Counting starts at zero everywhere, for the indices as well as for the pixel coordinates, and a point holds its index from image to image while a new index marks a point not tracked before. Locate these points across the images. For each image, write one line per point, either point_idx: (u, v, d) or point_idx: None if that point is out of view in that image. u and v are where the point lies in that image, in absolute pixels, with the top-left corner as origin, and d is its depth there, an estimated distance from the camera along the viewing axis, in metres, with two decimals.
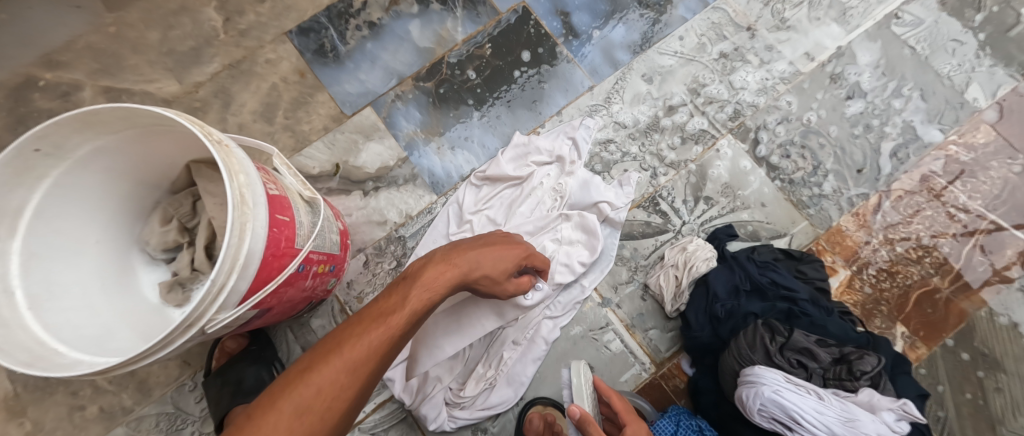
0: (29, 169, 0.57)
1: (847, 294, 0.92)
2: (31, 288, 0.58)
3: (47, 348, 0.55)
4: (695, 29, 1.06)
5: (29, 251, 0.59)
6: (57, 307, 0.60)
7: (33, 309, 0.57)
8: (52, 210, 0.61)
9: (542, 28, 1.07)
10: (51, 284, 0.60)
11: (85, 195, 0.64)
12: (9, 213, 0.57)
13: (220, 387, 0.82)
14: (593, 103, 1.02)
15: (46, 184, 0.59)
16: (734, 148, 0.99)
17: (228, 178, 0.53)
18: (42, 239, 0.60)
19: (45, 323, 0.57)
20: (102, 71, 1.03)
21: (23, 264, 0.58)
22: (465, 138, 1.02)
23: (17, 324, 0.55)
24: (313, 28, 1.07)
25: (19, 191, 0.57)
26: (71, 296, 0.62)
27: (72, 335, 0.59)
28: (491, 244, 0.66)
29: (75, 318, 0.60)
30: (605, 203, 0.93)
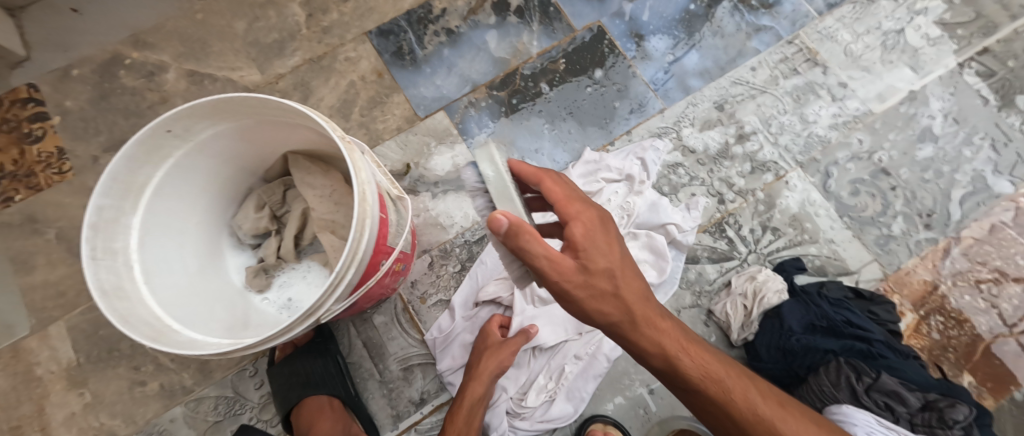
0: (158, 147, 0.59)
1: (913, 338, 0.91)
2: (146, 264, 0.60)
3: (164, 324, 0.57)
4: (768, 61, 1.07)
5: (146, 227, 0.61)
6: (167, 285, 0.62)
7: (148, 283, 0.59)
8: (168, 189, 0.63)
9: (616, 49, 1.08)
10: (160, 261, 0.62)
11: (195, 177, 0.66)
12: (135, 188, 0.59)
13: (288, 378, 0.84)
14: (663, 125, 1.03)
15: (169, 164, 0.61)
16: (804, 181, 0.99)
17: (355, 173, 0.55)
18: (156, 217, 0.62)
19: (159, 299, 0.59)
20: (187, 55, 1.06)
21: (140, 240, 0.60)
22: (536, 150, 1.03)
23: (136, 298, 0.57)
24: (393, 31, 1.10)
25: (146, 168, 0.59)
26: (174, 275, 0.64)
27: (181, 312, 0.61)
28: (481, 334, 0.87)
29: (181, 297, 0.63)
30: (673, 225, 0.93)
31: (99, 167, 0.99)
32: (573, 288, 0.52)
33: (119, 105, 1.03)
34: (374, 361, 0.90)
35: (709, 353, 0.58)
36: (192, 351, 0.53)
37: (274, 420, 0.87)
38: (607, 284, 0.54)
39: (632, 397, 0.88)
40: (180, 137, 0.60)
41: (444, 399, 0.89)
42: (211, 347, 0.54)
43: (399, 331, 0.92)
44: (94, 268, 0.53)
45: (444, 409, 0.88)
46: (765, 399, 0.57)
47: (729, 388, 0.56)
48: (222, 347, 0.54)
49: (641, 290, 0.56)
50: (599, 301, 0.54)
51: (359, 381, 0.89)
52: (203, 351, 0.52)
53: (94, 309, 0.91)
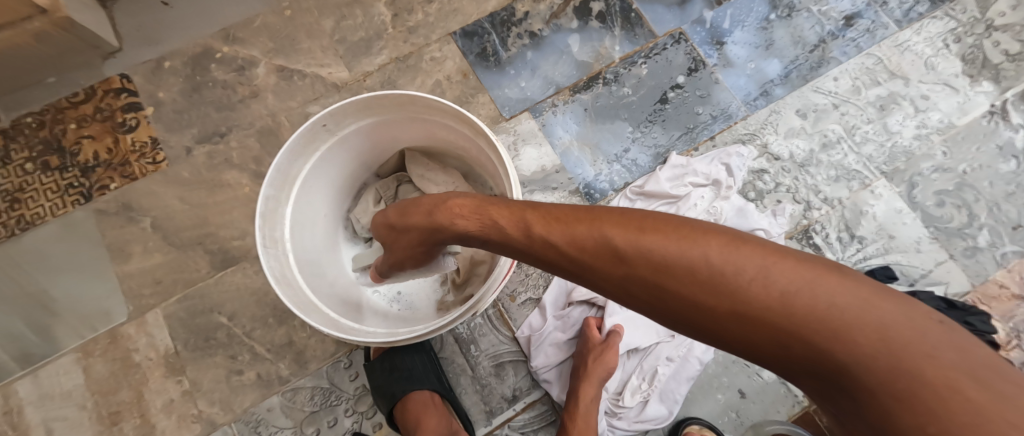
0: (312, 142, 0.62)
1: (1005, 350, 0.91)
2: (297, 254, 0.64)
3: (322, 313, 0.61)
4: (849, 72, 1.08)
5: (295, 219, 0.65)
6: (312, 273, 0.65)
7: (301, 273, 0.63)
8: (311, 182, 0.66)
9: (698, 55, 1.10)
10: (305, 251, 0.66)
11: (331, 171, 0.69)
12: (289, 180, 0.62)
13: (389, 372, 0.85)
14: (746, 131, 1.04)
15: (316, 158, 0.64)
16: (889, 191, 1.00)
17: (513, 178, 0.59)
18: (302, 209, 0.66)
19: (309, 287, 0.63)
20: (277, 51, 1.08)
21: (291, 231, 0.64)
22: (620, 154, 1.04)
23: (296, 287, 0.61)
24: (477, 32, 1.12)
25: (300, 162, 0.62)
26: (317, 266, 0.68)
27: (329, 302, 0.65)
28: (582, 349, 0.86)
29: (325, 287, 0.67)
30: (762, 231, 0.95)
31: (192, 158, 1.00)
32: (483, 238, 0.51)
33: (210, 98, 1.04)
34: (465, 357, 0.91)
35: (769, 254, 0.38)
36: (359, 340, 0.58)
37: (371, 412, 0.88)
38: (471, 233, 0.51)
39: (724, 399, 0.89)
40: (330, 132, 0.63)
41: (535, 396, 0.90)
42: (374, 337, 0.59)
43: (489, 328, 0.92)
44: (267, 257, 0.57)
45: (536, 407, 0.89)
46: (790, 274, 0.36)
47: (708, 277, 0.38)
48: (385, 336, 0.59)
49: (618, 215, 0.43)
50: (569, 243, 0.43)
51: (451, 376, 0.90)
52: (372, 340, 0.57)
53: (190, 297, 0.92)
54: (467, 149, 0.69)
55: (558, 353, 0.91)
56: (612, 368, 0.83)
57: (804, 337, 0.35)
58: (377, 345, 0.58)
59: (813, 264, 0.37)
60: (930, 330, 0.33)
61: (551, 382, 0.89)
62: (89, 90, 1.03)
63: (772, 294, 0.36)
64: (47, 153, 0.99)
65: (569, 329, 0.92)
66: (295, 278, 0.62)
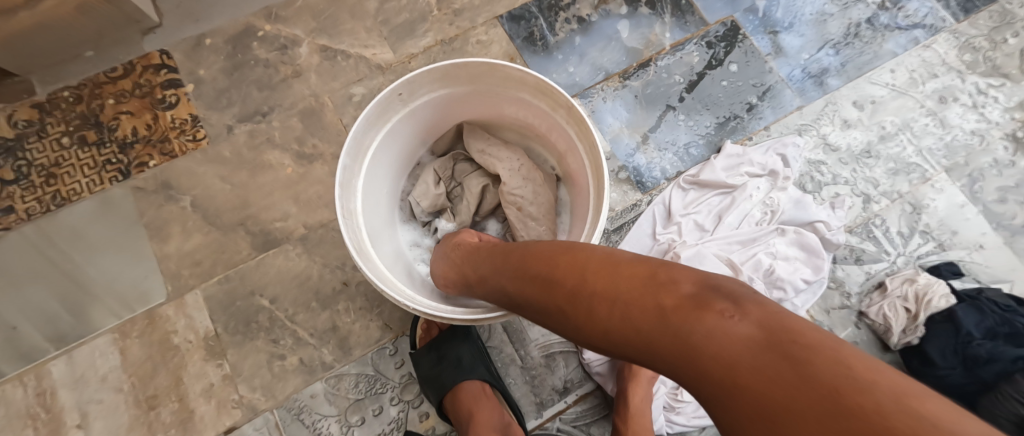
0: (385, 110, 0.59)
1: None
2: (368, 230, 0.61)
3: (399, 290, 0.58)
4: (905, 64, 1.06)
5: (365, 193, 0.62)
6: (380, 250, 0.63)
7: (373, 248, 0.60)
8: (381, 154, 0.63)
9: (750, 44, 1.08)
10: (374, 227, 0.63)
11: (396, 145, 0.66)
12: (362, 151, 0.59)
13: (438, 362, 0.79)
14: (801, 122, 1.02)
15: (388, 129, 0.61)
16: (950, 185, 0.97)
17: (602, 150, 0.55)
18: (370, 182, 0.63)
19: (381, 263, 0.60)
20: (320, 31, 1.06)
21: (362, 205, 0.61)
22: (671, 142, 1.02)
23: (372, 262, 0.58)
24: (524, 17, 1.10)
25: (374, 131, 0.59)
26: (383, 243, 0.65)
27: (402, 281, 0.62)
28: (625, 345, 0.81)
29: (393, 266, 0.64)
30: (821, 223, 0.92)
31: (234, 136, 0.97)
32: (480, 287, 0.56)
33: (252, 76, 1.02)
34: (514, 347, 0.87)
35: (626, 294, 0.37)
36: (441, 318, 0.55)
37: (418, 403, 0.82)
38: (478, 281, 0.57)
39: None
40: (404, 102, 0.60)
41: (588, 389, 0.86)
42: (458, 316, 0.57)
43: None
44: (347, 228, 0.54)
45: (588, 400, 0.85)
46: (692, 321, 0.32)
47: (613, 327, 0.37)
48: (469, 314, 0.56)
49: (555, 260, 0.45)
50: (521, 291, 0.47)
51: (500, 366, 0.86)
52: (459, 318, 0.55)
53: (230, 279, 0.88)
54: (537, 126, 0.67)
55: None
56: (657, 369, 0.77)
57: (719, 389, 0.30)
58: (461, 324, 0.56)
59: (711, 302, 0.32)
60: (847, 364, 0.26)
61: (604, 376, 0.84)
62: (129, 65, 1.00)
63: (674, 338, 0.33)
64: (85, 127, 0.96)
65: None
66: (370, 254, 0.58)
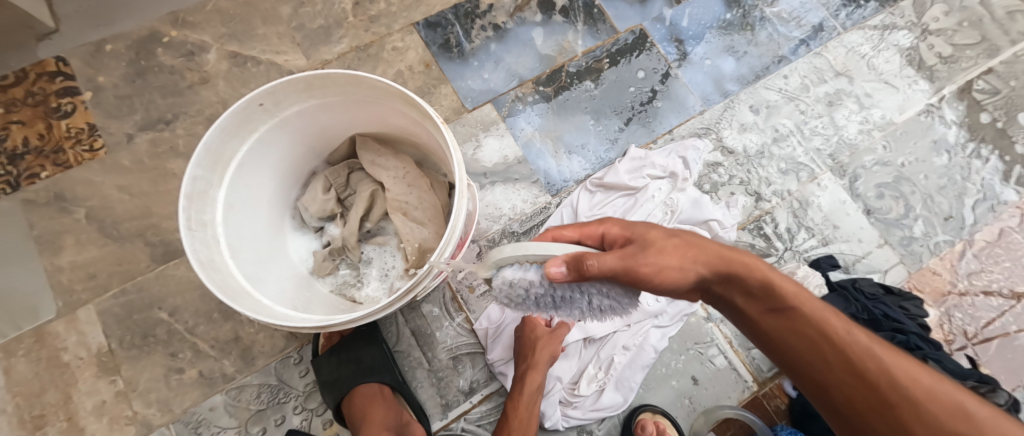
0: (249, 121, 0.57)
1: (937, 333, 0.98)
2: (231, 240, 0.59)
3: (255, 300, 0.55)
4: (798, 70, 1.13)
5: (230, 203, 0.59)
6: (246, 261, 0.60)
7: (234, 259, 0.58)
8: (250, 165, 0.61)
9: (658, 52, 1.12)
10: (241, 237, 0.61)
11: (272, 155, 0.64)
12: (223, 161, 0.56)
13: (338, 366, 0.80)
14: (702, 126, 1.07)
15: (255, 139, 0.59)
16: (834, 184, 1.05)
17: (456, 154, 0.57)
18: (238, 193, 0.60)
19: (242, 274, 0.57)
20: (230, 36, 1.03)
21: (225, 215, 0.58)
22: (582, 145, 1.05)
23: (227, 273, 0.55)
24: (440, 23, 1.10)
25: (236, 141, 0.57)
26: (254, 254, 0.62)
27: (265, 290, 0.59)
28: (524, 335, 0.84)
29: (261, 275, 0.61)
30: (716, 222, 0.98)
31: (134, 145, 0.94)
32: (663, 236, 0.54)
33: (156, 83, 0.99)
34: (422, 350, 0.88)
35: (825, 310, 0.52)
36: (293, 324, 0.53)
37: (320, 411, 0.82)
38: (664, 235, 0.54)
39: (677, 386, 0.91)
40: (268, 112, 0.58)
41: (493, 389, 0.88)
42: (310, 324, 0.54)
43: (447, 320, 0.91)
44: (192, 242, 0.52)
45: (493, 399, 0.87)
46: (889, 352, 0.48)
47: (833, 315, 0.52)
48: (322, 322, 0.54)
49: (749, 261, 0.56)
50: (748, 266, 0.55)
51: (406, 370, 0.87)
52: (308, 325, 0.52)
53: (127, 292, 0.85)
54: (420, 134, 0.68)
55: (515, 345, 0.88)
56: (554, 354, 0.83)
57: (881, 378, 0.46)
58: (311, 331, 0.53)
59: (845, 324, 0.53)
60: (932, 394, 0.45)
61: (505, 374, 0.87)
62: (21, 73, 0.96)
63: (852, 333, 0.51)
64: None
65: None
66: (226, 264, 0.56)
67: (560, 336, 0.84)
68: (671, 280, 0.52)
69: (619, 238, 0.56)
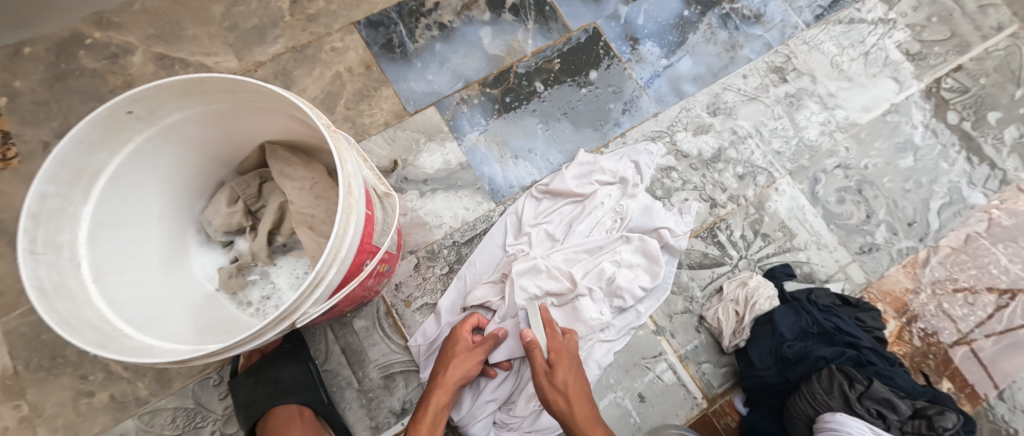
0: (117, 131, 0.52)
1: (897, 345, 0.94)
2: (96, 260, 0.54)
3: (115, 329, 0.50)
4: (758, 70, 1.09)
5: (97, 220, 0.54)
6: (119, 283, 0.55)
7: (97, 282, 0.53)
8: (126, 178, 0.56)
9: (612, 51, 1.07)
10: (112, 258, 0.56)
11: (156, 166, 0.59)
12: (87, 176, 0.52)
13: (255, 387, 0.76)
14: (656, 128, 1.03)
15: (128, 150, 0.55)
16: (792, 188, 1.02)
17: (340, 163, 0.51)
18: (110, 208, 0.56)
19: (106, 300, 0.53)
20: (157, 38, 0.98)
21: (90, 234, 0.54)
22: (529, 150, 1.00)
23: (84, 299, 0.51)
24: (382, 22, 1.04)
25: (102, 153, 0.52)
26: (132, 273, 0.57)
27: (136, 316, 0.54)
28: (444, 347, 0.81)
29: (137, 297, 0.56)
30: (666, 229, 0.92)
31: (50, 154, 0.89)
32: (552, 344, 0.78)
33: (77, 88, 0.93)
34: (352, 369, 0.84)
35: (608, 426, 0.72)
36: (147, 355, 0.47)
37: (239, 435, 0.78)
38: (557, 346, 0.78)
39: (622, 404, 0.87)
40: (141, 121, 0.53)
41: None
42: (170, 356, 0.48)
43: (381, 336, 0.87)
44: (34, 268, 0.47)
45: None
46: None
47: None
48: (182, 355, 0.48)
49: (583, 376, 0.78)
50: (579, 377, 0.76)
51: (334, 390, 0.83)
52: (160, 360, 0.47)
53: (35, 311, 0.80)
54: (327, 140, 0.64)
55: None
56: (467, 371, 0.78)
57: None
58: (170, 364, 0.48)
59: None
60: None
61: None
62: None
63: None
64: None
65: None
66: (85, 289, 0.51)
67: (484, 347, 0.80)
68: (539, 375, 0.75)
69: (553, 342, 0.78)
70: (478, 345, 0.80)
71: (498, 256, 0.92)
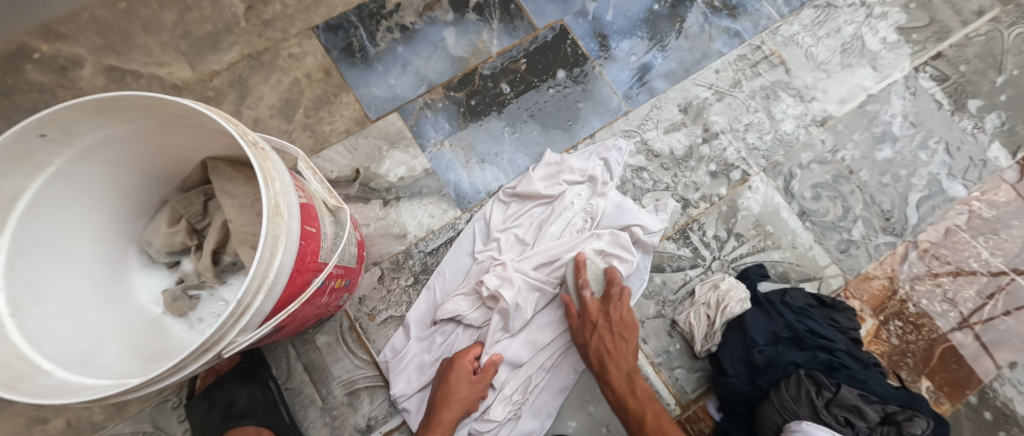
0: (28, 155, 0.51)
1: (874, 344, 0.92)
2: (15, 291, 0.52)
3: (30, 365, 0.49)
4: (730, 64, 1.07)
5: (15, 248, 0.53)
6: (42, 315, 0.53)
7: (15, 315, 0.51)
8: (46, 202, 0.55)
9: (579, 49, 1.04)
10: (35, 287, 0.54)
11: (80, 188, 0.58)
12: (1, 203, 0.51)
13: (208, 410, 0.77)
14: (627, 128, 1.01)
15: (45, 173, 0.53)
16: (766, 185, 1.00)
17: (264, 184, 0.50)
18: (29, 235, 0.54)
19: (26, 332, 0.51)
20: (107, 48, 0.94)
21: (8, 264, 0.52)
22: (495, 154, 0.98)
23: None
24: (342, 26, 1.01)
25: (15, 178, 0.51)
26: (58, 303, 0.56)
27: (57, 347, 0.52)
28: (444, 374, 0.78)
29: (63, 327, 0.54)
30: (639, 226, 0.89)
31: None
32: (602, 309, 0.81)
33: (24, 103, 0.90)
34: (315, 386, 0.83)
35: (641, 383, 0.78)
36: (59, 395, 0.46)
37: None
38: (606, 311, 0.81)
39: (595, 412, 0.86)
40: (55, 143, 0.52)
41: (393, 425, 0.82)
42: (85, 393, 0.46)
43: (345, 351, 0.85)
44: None
45: None
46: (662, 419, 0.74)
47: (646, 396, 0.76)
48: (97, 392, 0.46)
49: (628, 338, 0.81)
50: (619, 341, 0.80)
51: (297, 408, 0.82)
52: (68, 400, 0.44)
53: None
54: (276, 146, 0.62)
55: (420, 376, 0.82)
56: (465, 408, 0.76)
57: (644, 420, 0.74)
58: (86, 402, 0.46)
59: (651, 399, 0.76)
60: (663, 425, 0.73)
61: (409, 410, 0.81)
62: None
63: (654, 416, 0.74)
64: None
65: (434, 349, 0.83)
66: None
67: (484, 382, 0.77)
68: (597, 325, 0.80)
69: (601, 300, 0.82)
70: (484, 375, 0.78)
71: (466, 264, 0.89)
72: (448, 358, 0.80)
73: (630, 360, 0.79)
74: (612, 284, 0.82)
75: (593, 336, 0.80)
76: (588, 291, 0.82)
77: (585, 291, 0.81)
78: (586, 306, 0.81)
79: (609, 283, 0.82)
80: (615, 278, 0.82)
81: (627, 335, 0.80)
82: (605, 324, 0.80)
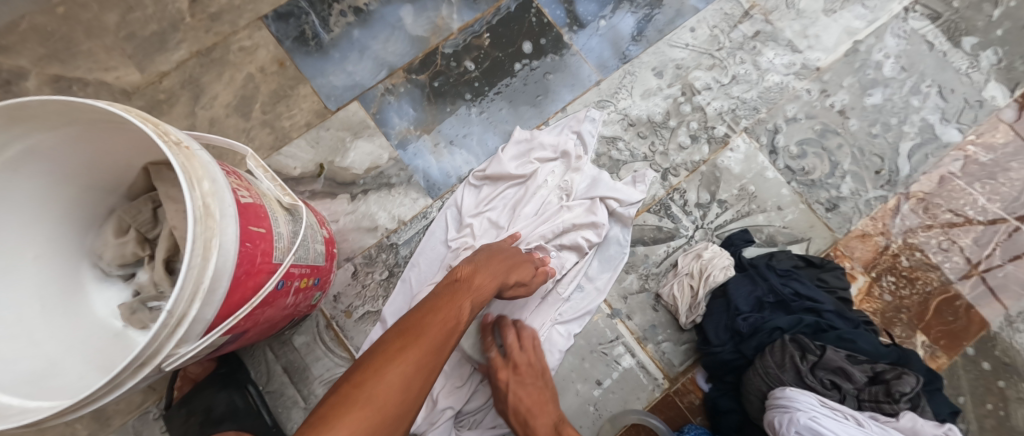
0: None
1: (866, 302, 0.89)
2: None
3: None
4: (707, 20, 1.01)
5: None
6: None
7: None
8: None
9: (545, 17, 0.99)
10: None
11: (16, 204, 0.56)
12: None
13: (186, 418, 0.75)
14: (599, 98, 0.97)
15: None
16: (749, 146, 0.95)
17: (187, 187, 0.46)
18: None
19: None
20: (50, 57, 0.89)
21: None
22: (463, 135, 0.94)
23: None
24: (292, 13, 0.96)
25: None
26: (4, 324, 0.54)
27: (1, 373, 0.51)
28: (490, 257, 0.70)
29: (7, 350, 0.53)
30: (614, 198, 0.86)
31: None
32: (505, 381, 0.72)
33: None
34: (296, 387, 0.82)
35: None
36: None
37: None
38: (524, 363, 0.74)
39: (582, 392, 0.84)
40: None
41: None
42: (21, 418, 0.45)
43: (324, 351, 0.84)
44: None
45: None
46: None
47: None
48: (33, 415, 0.45)
49: (548, 400, 0.72)
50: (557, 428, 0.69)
51: (280, 410, 0.81)
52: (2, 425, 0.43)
53: None
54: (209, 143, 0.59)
55: None
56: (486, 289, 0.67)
57: None
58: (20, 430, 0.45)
59: None
60: None
61: None
62: None
63: None
64: None
65: None
66: None
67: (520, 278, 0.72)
68: (524, 394, 0.71)
69: (501, 362, 0.74)
70: (516, 276, 0.72)
71: (441, 252, 0.87)
72: (491, 248, 0.73)
73: (551, 409, 0.71)
74: (512, 333, 0.75)
75: (507, 395, 0.72)
76: (495, 349, 0.75)
77: (491, 350, 0.75)
78: (495, 360, 0.74)
79: (509, 332, 0.76)
80: (509, 326, 0.77)
81: (539, 383, 0.73)
82: (517, 381, 0.72)
